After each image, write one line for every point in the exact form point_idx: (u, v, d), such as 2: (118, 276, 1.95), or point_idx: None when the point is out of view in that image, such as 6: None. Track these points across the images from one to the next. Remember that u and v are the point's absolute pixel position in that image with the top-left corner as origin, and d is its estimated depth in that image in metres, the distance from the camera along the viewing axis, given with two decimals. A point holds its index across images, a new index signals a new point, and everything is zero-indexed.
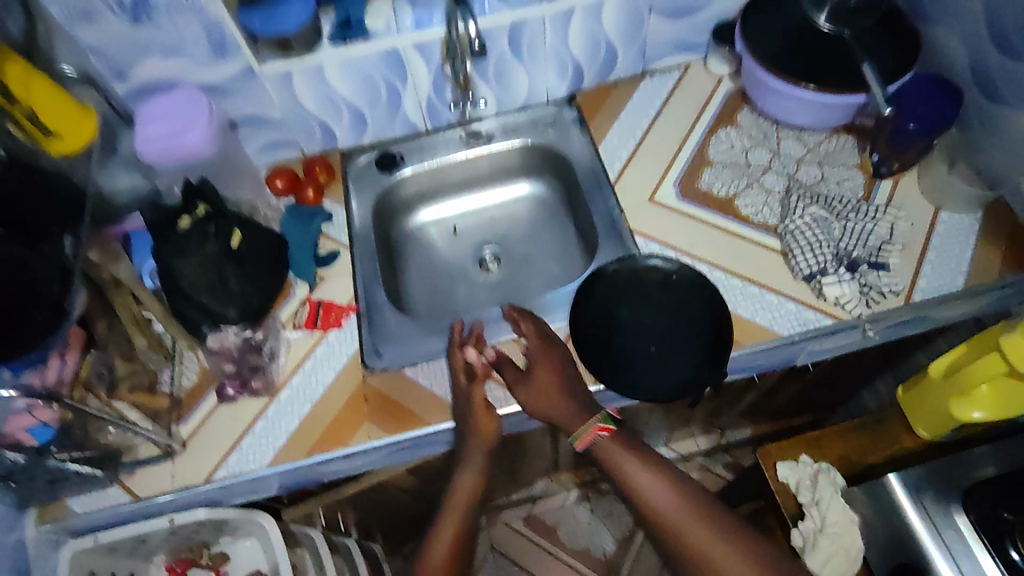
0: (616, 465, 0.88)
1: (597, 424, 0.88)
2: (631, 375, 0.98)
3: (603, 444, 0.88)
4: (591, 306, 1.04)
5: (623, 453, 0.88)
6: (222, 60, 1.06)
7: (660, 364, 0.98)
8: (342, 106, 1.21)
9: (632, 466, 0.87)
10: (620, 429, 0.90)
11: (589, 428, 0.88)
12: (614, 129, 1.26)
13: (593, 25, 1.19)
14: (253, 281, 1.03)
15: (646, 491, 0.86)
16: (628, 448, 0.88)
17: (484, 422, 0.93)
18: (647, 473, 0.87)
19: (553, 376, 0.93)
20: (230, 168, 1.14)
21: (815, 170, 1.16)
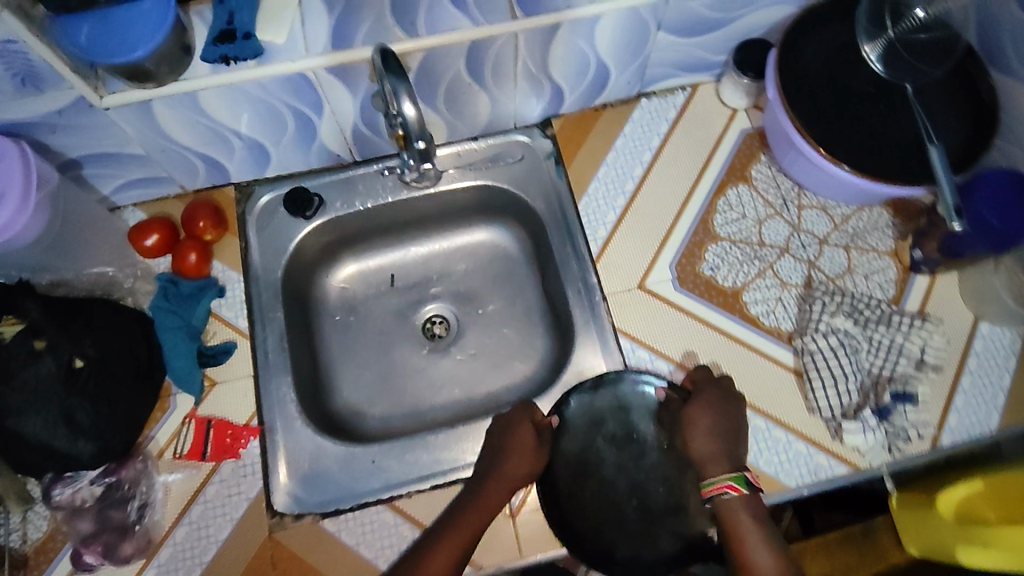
0: (731, 527, 0.73)
1: (727, 481, 0.75)
2: (602, 532, 0.84)
3: (727, 504, 0.75)
4: (569, 445, 0.87)
5: (749, 522, 0.73)
6: (41, 95, 0.72)
7: (640, 528, 0.84)
8: (233, 139, 0.88)
9: (755, 534, 0.72)
10: (756, 501, 0.75)
11: (721, 480, 0.75)
12: (598, 176, 0.99)
13: (583, 45, 0.87)
14: (111, 408, 0.79)
15: (746, 560, 0.71)
16: (756, 518, 0.73)
17: (512, 473, 0.80)
18: (761, 544, 0.71)
19: (712, 419, 0.80)
20: (72, 232, 0.83)
21: (841, 254, 0.93)
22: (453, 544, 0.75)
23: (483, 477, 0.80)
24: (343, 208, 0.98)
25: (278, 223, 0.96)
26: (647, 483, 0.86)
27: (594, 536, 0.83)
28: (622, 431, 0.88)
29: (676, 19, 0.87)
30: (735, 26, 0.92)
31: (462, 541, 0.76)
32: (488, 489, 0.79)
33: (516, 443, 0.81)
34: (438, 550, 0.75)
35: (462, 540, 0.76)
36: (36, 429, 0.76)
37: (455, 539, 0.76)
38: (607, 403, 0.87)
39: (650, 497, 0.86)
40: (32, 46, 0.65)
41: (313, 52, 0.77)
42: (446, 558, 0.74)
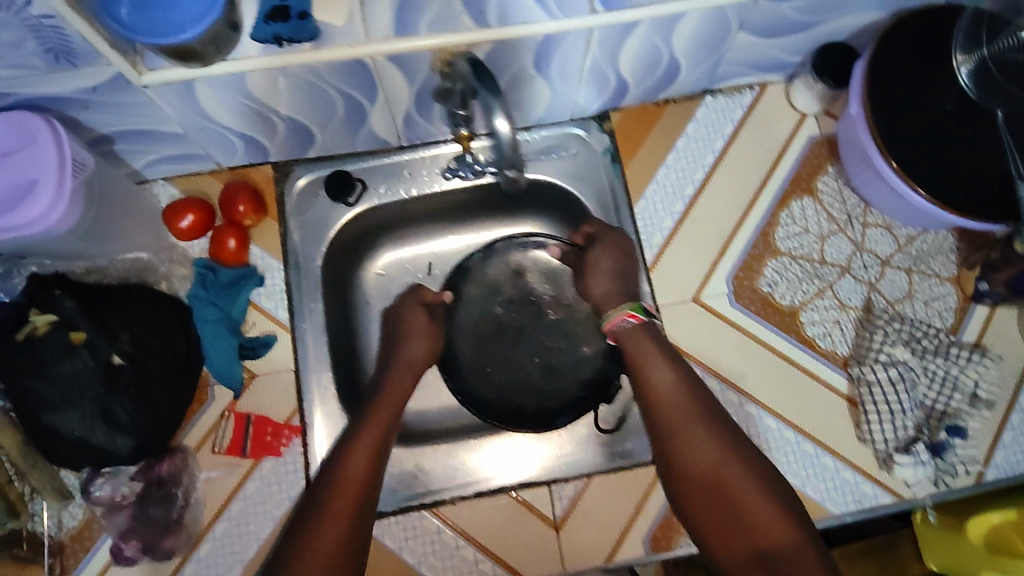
0: (631, 350, 0.77)
1: (625, 310, 0.78)
2: (512, 396, 0.92)
3: (627, 330, 0.78)
4: (465, 316, 0.94)
5: (650, 348, 0.76)
6: (76, 71, 0.65)
7: (539, 389, 0.92)
8: (277, 121, 0.82)
9: (654, 354, 0.76)
10: (652, 324, 0.78)
11: (621, 311, 0.78)
12: (657, 178, 0.94)
13: (658, 42, 0.81)
14: (151, 404, 0.76)
15: (666, 402, 0.73)
16: (651, 339, 0.77)
17: (412, 353, 0.85)
18: (665, 371, 0.74)
19: (611, 266, 0.84)
20: (109, 216, 0.78)
21: (902, 278, 0.91)
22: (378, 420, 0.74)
23: (388, 356, 0.85)
24: (387, 195, 0.94)
25: (318, 207, 0.91)
26: (546, 343, 0.94)
27: (498, 398, 0.91)
28: (519, 294, 0.96)
29: (762, 20, 0.81)
30: (818, 30, 0.86)
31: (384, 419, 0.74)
32: (389, 386, 0.79)
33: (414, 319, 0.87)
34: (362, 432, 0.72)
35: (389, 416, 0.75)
36: (73, 425, 0.73)
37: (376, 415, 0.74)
38: (488, 269, 0.95)
39: (553, 360, 0.93)
40: (68, 23, 0.59)
41: (375, 37, 0.70)
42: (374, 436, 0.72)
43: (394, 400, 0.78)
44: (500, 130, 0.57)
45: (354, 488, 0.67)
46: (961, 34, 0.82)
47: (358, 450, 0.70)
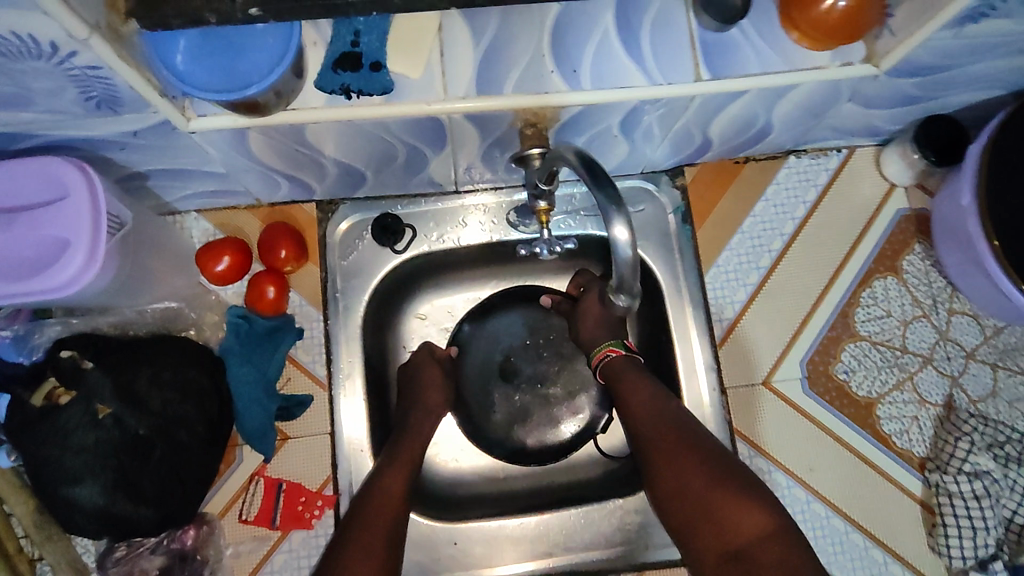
0: (611, 381, 0.75)
1: (607, 347, 0.76)
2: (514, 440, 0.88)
3: (609, 364, 0.76)
4: (474, 363, 0.88)
5: (629, 370, 0.75)
6: (117, 117, 0.57)
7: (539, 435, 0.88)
8: (328, 165, 0.74)
9: (634, 380, 0.74)
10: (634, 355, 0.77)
11: (603, 347, 0.77)
12: (731, 245, 0.87)
13: (757, 110, 0.73)
14: (180, 471, 0.69)
15: (643, 423, 0.71)
16: (634, 363, 0.76)
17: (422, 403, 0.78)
18: (644, 390, 0.73)
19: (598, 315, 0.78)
20: (147, 266, 0.70)
21: (988, 374, 0.85)
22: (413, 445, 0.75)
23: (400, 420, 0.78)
24: (439, 242, 0.85)
25: (362, 252, 0.83)
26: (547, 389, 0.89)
27: (506, 440, 0.88)
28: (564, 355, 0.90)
29: (875, 92, 0.73)
30: (928, 102, 0.78)
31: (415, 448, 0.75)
32: (413, 422, 0.77)
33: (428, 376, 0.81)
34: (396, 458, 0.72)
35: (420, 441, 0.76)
36: (94, 495, 0.66)
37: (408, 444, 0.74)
38: (499, 317, 0.89)
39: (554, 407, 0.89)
40: (114, 75, 0.51)
41: (453, 95, 0.62)
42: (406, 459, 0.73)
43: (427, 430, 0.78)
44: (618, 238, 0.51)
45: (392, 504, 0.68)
46: None
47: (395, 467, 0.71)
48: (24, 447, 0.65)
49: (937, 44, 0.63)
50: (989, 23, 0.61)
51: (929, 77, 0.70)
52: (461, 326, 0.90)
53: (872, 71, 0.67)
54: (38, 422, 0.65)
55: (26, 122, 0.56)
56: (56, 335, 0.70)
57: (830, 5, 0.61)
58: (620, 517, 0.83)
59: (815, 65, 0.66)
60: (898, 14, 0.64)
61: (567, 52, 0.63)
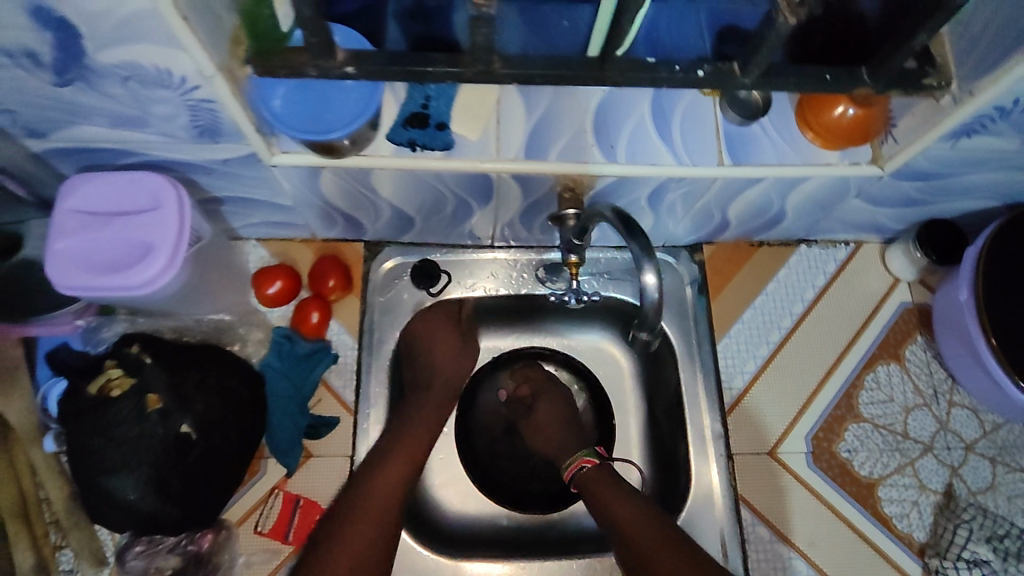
0: (592, 492, 0.77)
1: (582, 456, 0.80)
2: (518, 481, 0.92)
3: (585, 474, 0.79)
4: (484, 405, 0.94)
5: (607, 484, 0.77)
6: (215, 145, 0.66)
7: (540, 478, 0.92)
8: (384, 209, 0.82)
9: (613, 493, 0.75)
10: (607, 465, 0.80)
11: (577, 458, 0.81)
12: (742, 318, 0.93)
13: (773, 197, 0.81)
14: (208, 477, 0.73)
15: (629, 535, 0.71)
16: (609, 476, 0.78)
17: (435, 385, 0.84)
18: (629, 502, 0.74)
19: (554, 414, 0.89)
20: (210, 280, 0.77)
21: (987, 468, 0.87)
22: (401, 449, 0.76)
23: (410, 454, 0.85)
24: (471, 289, 0.92)
25: (401, 290, 0.90)
26: None
27: (512, 485, 0.91)
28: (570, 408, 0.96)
29: (880, 191, 0.80)
30: (930, 206, 0.86)
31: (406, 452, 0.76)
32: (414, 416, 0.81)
33: (423, 324, 0.86)
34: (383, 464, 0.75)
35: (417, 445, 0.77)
36: (128, 488, 0.70)
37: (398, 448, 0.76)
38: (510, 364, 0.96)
39: None
40: (224, 108, 0.60)
41: (505, 156, 0.71)
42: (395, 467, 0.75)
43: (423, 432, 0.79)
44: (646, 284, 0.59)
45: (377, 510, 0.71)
46: None
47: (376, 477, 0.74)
48: (72, 432, 0.70)
49: (935, 154, 0.71)
50: (980, 140, 0.69)
51: (928, 183, 0.78)
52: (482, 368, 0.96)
53: (877, 171, 0.75)
54: (89, 411, 0.69)
55: (138, 141, 0.65)
56: (121, 331, 0.79)
57: (839, 113, 0.70)
58: None
59: (825, 161, 0.74)
60: (901, 123, 0.71)
61: (607, 129, 0.73)
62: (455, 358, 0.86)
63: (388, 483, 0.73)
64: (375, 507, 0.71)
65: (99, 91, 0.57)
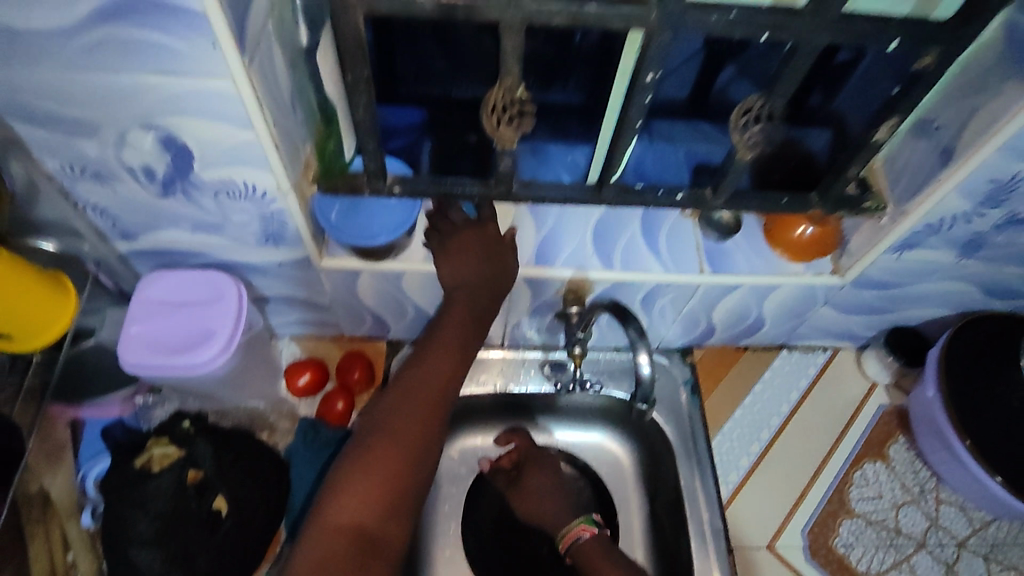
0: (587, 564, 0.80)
1: (581, 523, 0.84)
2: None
3: (581, 543, 0.82)
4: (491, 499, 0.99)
5: (604, 555, 0.80)
6: (276, 249, 0.78)
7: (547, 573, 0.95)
8: (409, 309, 0.93)
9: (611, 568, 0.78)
10: (605, 536, 0.83)
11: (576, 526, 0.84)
12: (734, 415, 1.00)
13: (752, 303, 0.92)
14: (231, 558, 0.76)
15: None
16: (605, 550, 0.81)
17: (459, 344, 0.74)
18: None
19: (544, 484, 0.92)
20: (251, 368, 0.86)
21: (979, 566, 0.90)
22: (443, 350, 0.73)
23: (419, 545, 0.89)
24: (482, 385, 1.01)
25: None
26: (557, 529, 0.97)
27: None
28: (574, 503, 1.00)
29: (845, 299, 0.92)
30: (893, 313, 0.97)
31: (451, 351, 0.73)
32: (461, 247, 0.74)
33: (458, 245, 0.74)
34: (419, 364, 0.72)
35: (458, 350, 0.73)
36: (154, 564, 0.73)
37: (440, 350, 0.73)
38: None
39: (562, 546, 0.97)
40: (291, 217, 0.73)
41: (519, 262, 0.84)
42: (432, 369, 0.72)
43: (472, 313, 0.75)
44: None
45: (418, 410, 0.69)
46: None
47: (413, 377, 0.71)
48: (112, 504, 0.75)
49: (884, 264, 0.84)
50: (920, 254, 0.82)
51: (885, 291, 0.90)
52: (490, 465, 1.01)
53: (840, 280, 0.87)
54: (132, 485, 0.75)
55: (211, 245, 0.78)
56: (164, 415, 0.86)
57: (800, 232, 0.84)
58: None
59: (793, 271, 0.87)
60: (854, 238, 0.85)
61: (604, 242, 0.86)
62: (494, 260, 0.74)
63: (429, 386, 0.70)
64: (414, 407, 0.69)
65: (193, 201, 0.70)
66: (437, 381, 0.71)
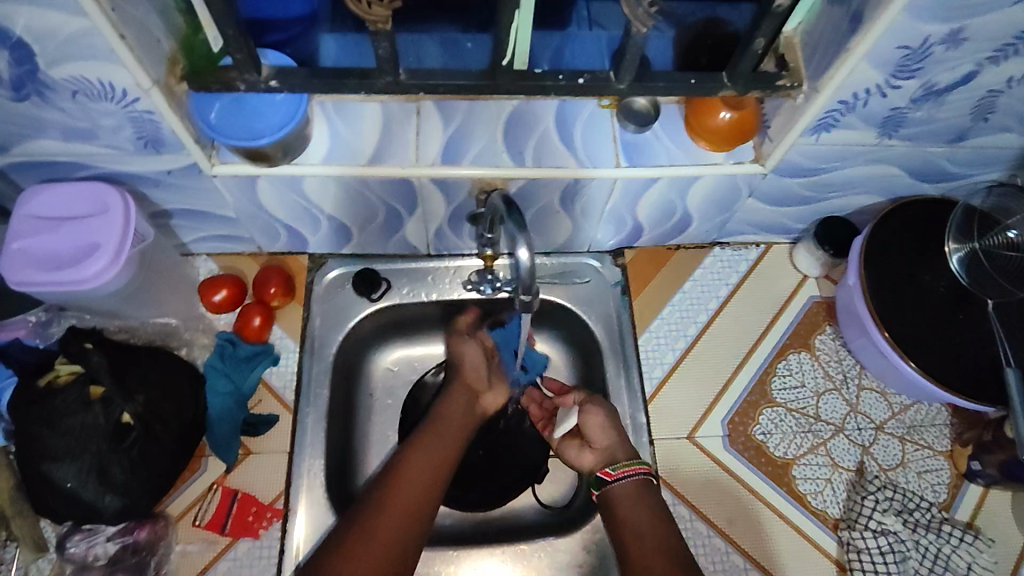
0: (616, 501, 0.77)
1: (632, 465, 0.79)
2: (460, 486, 0.95)
3: (622, 486, 0.78)
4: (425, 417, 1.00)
5: (632, 495, 0.77)
6: (158, 156, 0.74)
7: (485, 471, 0.96)
8: (322, 218, 0.90)
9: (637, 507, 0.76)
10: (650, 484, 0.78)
11: (632, 464, 0.79)
12: (663, 315, 0.99)
13: (674, 197, 0.89)
14: (149, 468, 0.77)
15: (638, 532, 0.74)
16: (646, 496, 0.77)
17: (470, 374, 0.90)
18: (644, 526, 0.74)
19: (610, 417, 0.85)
20: (152, 285, 0.84)
21: (894, 447, 0.92)
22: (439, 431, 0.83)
23: (343, 450, 0.94)
24: (410, 296, 0.98)
25: (342, 298, 0.96)
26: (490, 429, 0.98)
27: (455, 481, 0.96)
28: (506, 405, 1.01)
29: (770, 188, 0.89)
30: (823, 203, 0.95)
31: (443, 432, 0.83)
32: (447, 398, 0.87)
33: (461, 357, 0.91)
34: (420, 440, 0.81)
35: (464, 410, 0.86)
36: (68, 477, 0.75)
37: (435, 430, 0.83)
38: None
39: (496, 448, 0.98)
40: (162, 118, 0.68)
41: (424, 160, 0.80)
42: (433, 445, 0.81)
43: (459, 415, 0.86)
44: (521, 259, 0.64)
45: (414, 493, 0.75)
46: (955, 226, 0.89)
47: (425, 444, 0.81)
48: (19, 421, 0.75)
49: (804, 148, 0.81)
50: (839, 133, 0.79)
51: (811, 179, 0.88)
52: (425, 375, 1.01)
53: (760, 169, 0.84)
54: (36, 402, 0.75)
55: (90, 155, 0.73)
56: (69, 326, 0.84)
57: (721, 117, 0.79)
58: (549, 555, 0.87)
59: (712, 161, 0.84)
60: (773, 122, 0.81)
61: (515, 136, 0.82)
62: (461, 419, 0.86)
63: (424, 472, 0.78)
64: (416, 487, 0.76)
65: (52, 104, 0.65)
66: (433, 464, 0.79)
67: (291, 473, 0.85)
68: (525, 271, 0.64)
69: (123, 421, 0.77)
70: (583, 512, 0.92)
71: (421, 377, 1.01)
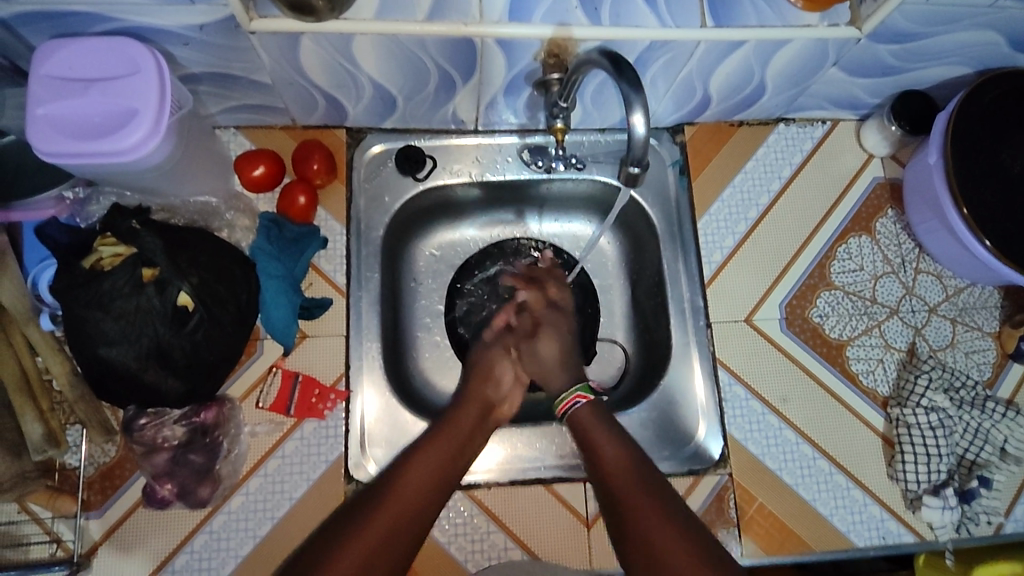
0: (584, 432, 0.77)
1: (577, 391, 0.80)
2: None
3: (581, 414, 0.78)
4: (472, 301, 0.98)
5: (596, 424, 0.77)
6: (191, 7, 0.64)
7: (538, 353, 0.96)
8: (366, 87, 0.81)
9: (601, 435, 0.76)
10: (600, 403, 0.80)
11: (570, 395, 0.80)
12: (723, 197, 0.95)
13: (754, 65, 0.81)
14: (209, 353, 0.75)
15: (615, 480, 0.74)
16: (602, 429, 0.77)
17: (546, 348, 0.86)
18: (613, 449, 0.75)
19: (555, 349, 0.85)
20: (187, 162, 0.77)
21: (945, 328, 0.93)
22: (459, 430, 0.79)
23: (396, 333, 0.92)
24: (456, 175, 0.92)
25: (386, 177, 0.90)
26: None
27: None
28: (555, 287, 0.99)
29: (859, 57, 0.82)
30: (906, 75, 0.88)
31: (454, 437, 0.77)
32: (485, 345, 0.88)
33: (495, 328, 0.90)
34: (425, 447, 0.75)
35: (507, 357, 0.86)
36: (126, 360, 0.72)
37: (442, 437, 0.77)
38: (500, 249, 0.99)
39: None
40: None
41: (490, 17, 0.71)
42: (439, 453, 0.76)
43: (468, 429, 0.79)
44: (636, 127, 0.61)
45: (402, 509, 0.70)
46: None
47: (429, 453, 0.75)
48: (67, 305, 0.71)
49: (910, 9, 0.73)
50: None
51: (905, 45, 0.80)
52: (471, 258, 0.98)
53: (856, 33, 0.76)
54: (84, 284, 0.71)
55: (111, 3, 0.63)
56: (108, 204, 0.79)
57: None
58: None
59: (806, 23, 0.75)
60: None
61: None
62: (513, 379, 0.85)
63: (426, 477, 0.73)
64: (439, 454, 0.75)
65: None
66: (439, 469, 0.74)
67: (350, 356, 0.83)
68: (639, 139, 0.61)
69: (180, 305, 0.74)
70: (637, 392, 0.93)
71: (467, 261, 0.98)
